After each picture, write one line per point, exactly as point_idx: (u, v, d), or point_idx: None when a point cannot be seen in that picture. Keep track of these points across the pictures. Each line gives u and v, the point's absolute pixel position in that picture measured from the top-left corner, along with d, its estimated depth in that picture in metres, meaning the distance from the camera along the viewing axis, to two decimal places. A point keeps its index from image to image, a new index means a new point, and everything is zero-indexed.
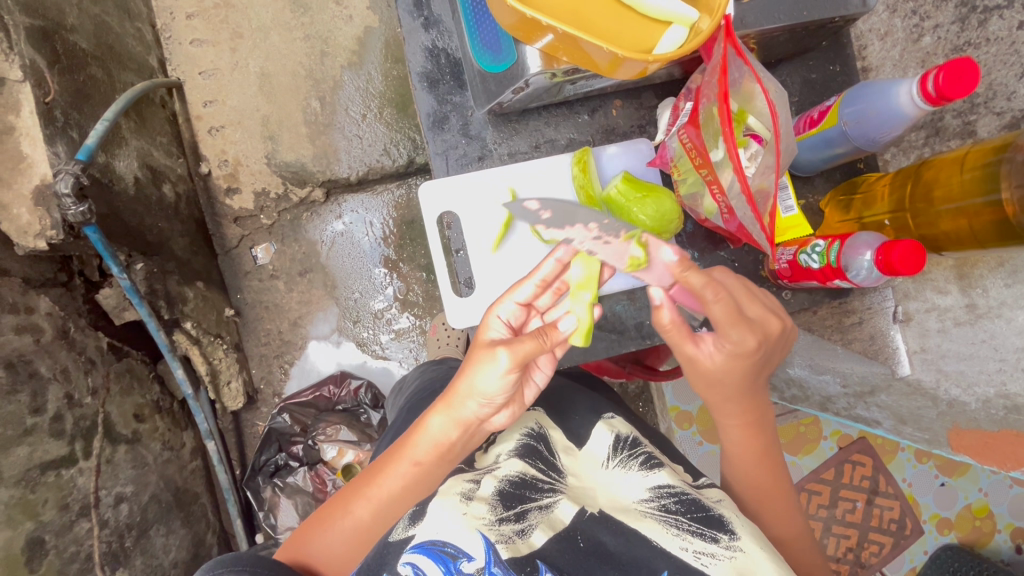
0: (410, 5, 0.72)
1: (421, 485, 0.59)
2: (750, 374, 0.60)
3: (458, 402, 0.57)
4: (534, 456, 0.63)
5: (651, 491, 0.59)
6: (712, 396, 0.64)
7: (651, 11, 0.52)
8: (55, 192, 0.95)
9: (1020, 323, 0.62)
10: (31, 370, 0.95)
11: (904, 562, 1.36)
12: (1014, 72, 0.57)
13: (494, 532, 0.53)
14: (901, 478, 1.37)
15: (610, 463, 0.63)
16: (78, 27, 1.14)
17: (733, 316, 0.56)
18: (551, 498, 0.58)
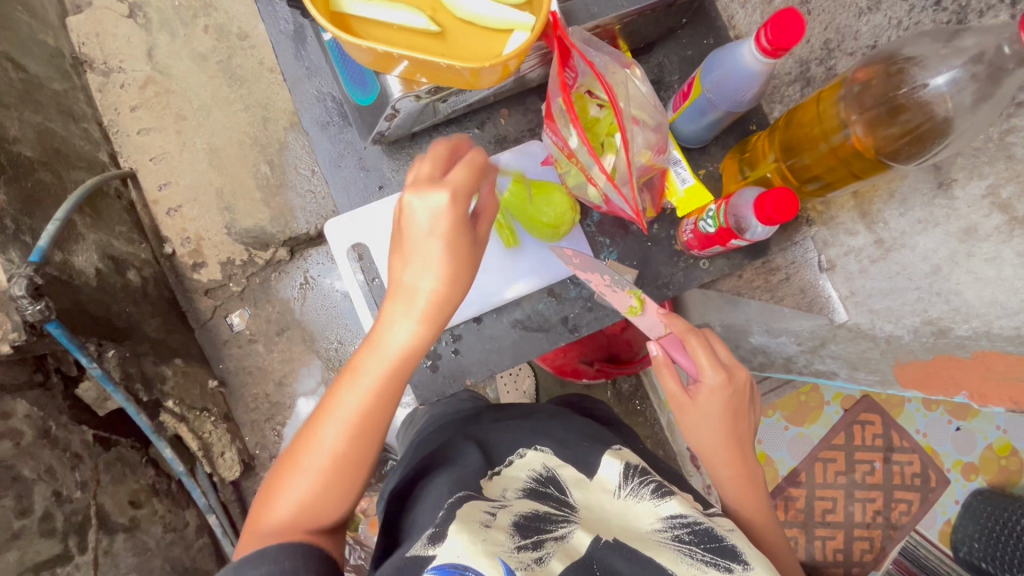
0: (291, 57, 0.76)
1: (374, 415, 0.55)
2: (730, 414, 0.65)
3: (388, 332, 0.53)
4: (545, 496, 0.58)
5: (664, 520, 0.55)
6: (702, 448, 0.66)
7: (491, 22, 0.56)
8: (11, 295, 0.98)
9: (922, 249, 0.62)
10: (14, 474, 0.96)
11: (937, 517, 1.33)
12: (853, 13, 0.59)
13: (513, 559, 0.48)
14: (914, 429, 1.35)
15: (622, 492, 0.59)
16: (20, 137, 1.18)
17: (710, 359, 0.64)
18: (566, 527, 0.54)
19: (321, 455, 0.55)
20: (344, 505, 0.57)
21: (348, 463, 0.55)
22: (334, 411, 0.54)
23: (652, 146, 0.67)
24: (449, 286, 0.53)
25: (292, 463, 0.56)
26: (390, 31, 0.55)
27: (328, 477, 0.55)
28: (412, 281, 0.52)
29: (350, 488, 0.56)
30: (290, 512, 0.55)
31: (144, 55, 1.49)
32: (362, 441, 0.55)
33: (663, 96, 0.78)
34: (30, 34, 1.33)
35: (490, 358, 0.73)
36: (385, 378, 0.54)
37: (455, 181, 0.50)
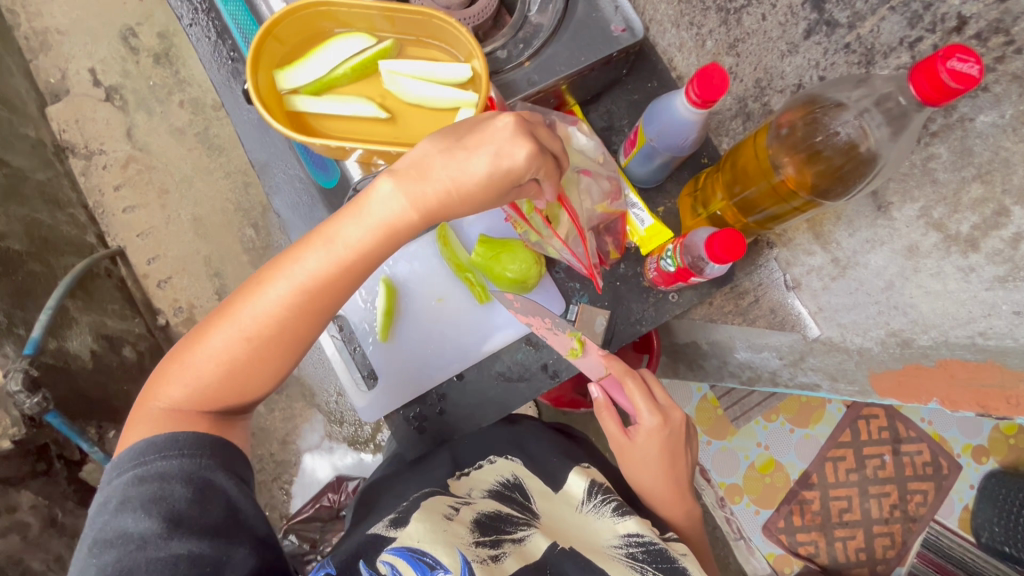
0: (257, 142, 0.80)
1: (313, 304, 0.53)
2: (668, 456, 0.70)
3: (371, 203, 0.52)
4: (508, 500, 0.63)
5: (620, 538, 0.58)
6: (644, 491, 0.70)
7: (436, 104, 0.59)
8: (7, 390, 1.00)
9: (874, 266, 0.64)
10: (23, 567, 1.00)
11: (954, 504, 1.32)
12: (777, 54, 0.62)
13: (471, 552, 0.52)
14: (918, 418, 1.34)
15: (585, 506, 0.63)
16: (8, 233, 1.19)
17: (647, 402, 0.69)
18: (524, 532, 0.58)
19: (260, 318, 0.53)
20: (265, 384, 0.57)
21: (284, 339, 0.54)
22: (289, 272, 0.52)
23: (607, 195, 0.70)
24: (445, 200, 0.51)
25: (230, 308, 0.54)
26: (343, 126, 0.59)
27: (261, 342, 0.54)
28: (426, 163, 0.51)
29: (278, 367, 0.56)
30: (211, 368, 0.54)
31: (123, 135, 1.52)
32: (305, 318, 0.54)
33: (616, 141, 0.81)
34: (12, 130, 1.35)
35: (476, 413, 0.75)
36: (349, 260, 0.53)
37: (527, 149, 0.50)
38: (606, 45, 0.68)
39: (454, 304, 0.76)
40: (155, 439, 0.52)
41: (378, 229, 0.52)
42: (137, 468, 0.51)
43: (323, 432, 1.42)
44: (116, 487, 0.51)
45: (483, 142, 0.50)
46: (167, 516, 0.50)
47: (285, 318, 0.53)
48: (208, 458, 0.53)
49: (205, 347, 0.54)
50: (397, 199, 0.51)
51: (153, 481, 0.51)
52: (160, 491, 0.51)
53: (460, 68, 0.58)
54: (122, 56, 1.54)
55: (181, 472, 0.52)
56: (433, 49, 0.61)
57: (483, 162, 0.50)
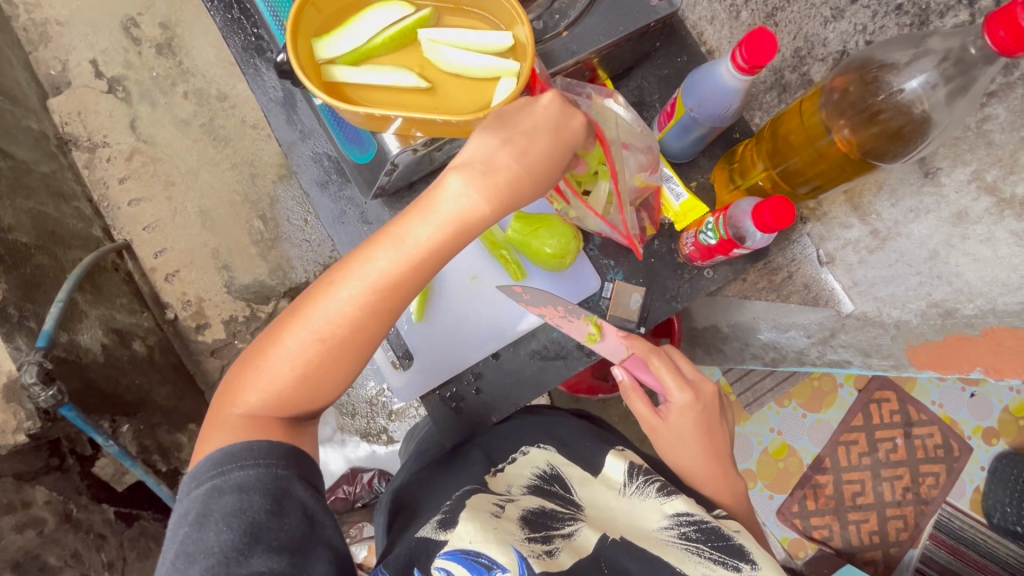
0: (284, 123, 0.80)
1: (388, 304, 0.52)
2: (703, 433, 0.67)
3: (441, 200, 0.51)
4: (550, 493, 0.61)
5: (669, 518, 0.57)
6: (682, 470, 0.68)
7: (477, 72, 0.57)
8: (22, 383, 0.97)
9: (917, 236, 0.63)
10: (40, 563, 0.98)
11: (965, 486, 1.31)
12: (818, 22, 0.61)
13: (526, 547, 0.51)
14: (929, 402, 1.33)
15: (628, 490, 0.61)
16: (15, 225, 1.17)
17: (675, 379, 0.67)
18: (572, 525, 0.57)
19: (332, 321, 0.52)
20: (336, 390, 0.55)
21: (358, 341, 0.52)
22: (362, 272, 0.51)
23: (644, 168, 0.69)
24: (516, 184, 0.52)
25: (300, 311, 0.52)
26: (382, 96, 0.57)
27: (335, 346, 0.52)
28: (489, 154, 0.52)
29: (350, 370, 0.54)
30: (284, 374, 0.52)
31: (127, 127, 1.48)
32: (378, 320, 0.52)
33: (647, 116, 0.80)
34: (15, 122, 1.32)
35: (513, 392, 0.74)
36: (422, 256, 0.52)
37: (580, 119, 0.55)
38: (644, 15, 0.67)
39: (488, 283, 0.76)
40: (229, 451, 0.51)
41: (451, 223, 0.52)
42: (213, 480, 0.49)
43: (335, 424, 1.39)
44: (194, 500, 0.49)
45: (540, 123, 0.53)
46: (249, 526, 0.48)
47: (359, 319, 0.52)
48: (283, 468, 0.51)
49: (275, 354, 0.52)
50: (469, 189, 0.51)
51: (231, 492, 0.49)
52: (238, 503, 0.49)
53: (501, 35, 0.57)
54: (125, 47, 1.49)
55: (258, 483, 0.50)
56: (472, 18, 0.60)
57: (543, 135, 0.53)
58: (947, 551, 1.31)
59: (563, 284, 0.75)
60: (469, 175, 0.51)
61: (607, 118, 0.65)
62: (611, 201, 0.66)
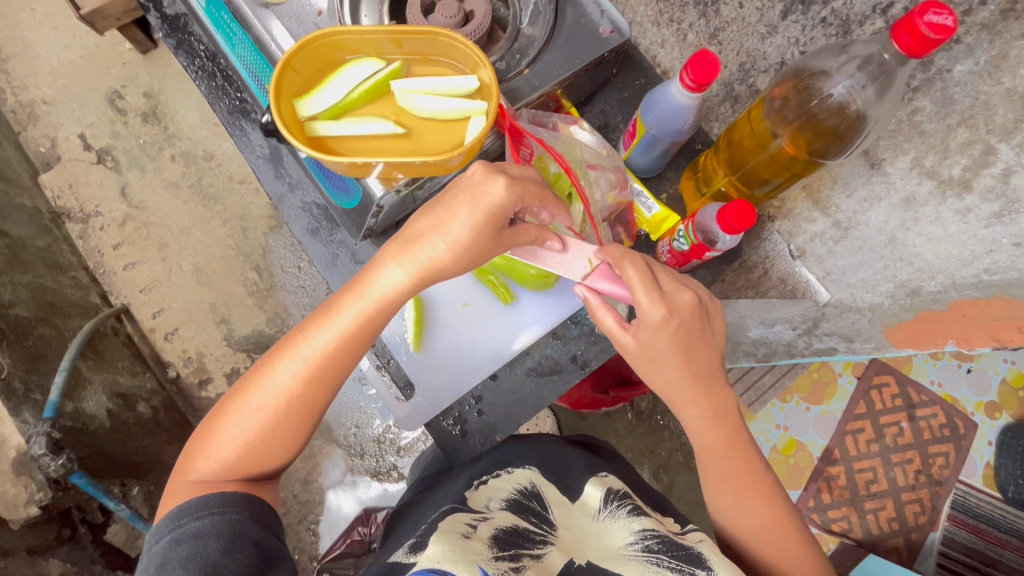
0: (271, 177, 0.84)
1: (327, 370, 0.58)
2: (681, 350, 0.60)
3: (373, 281, 0.57)
4: (526, 510, 0.63)
5: (636, 534, 0.59)
6: (660, 386, 0.63)
7: (449, 115, 0.62)
8: (31, 454, 0.97)
9: (875, 223, 0.67)
10: None
11: (976, 463, 1.33)
12: (757, 37, 0.67)
13: (492, 566, 0.52)
14: (928, 381, 1.36)
15: (601, 514, 0.64)
16: (15, 299, 1.19)
17: (647, 290, 0.58)
18: (543, 547, 0.58)
19: (276, 390, 0.57)
20: (286, 450, 0.59)
21: (298, 406, 0.58)
22: (302, 348, 0.57)
23: (614, 185, 0.74)
24: (443, 262, 0.57)
25: (247, 386, 0.58)
26: (363, 145, 0.62)
27: (280, 412, 0.57)
28: (417, 237, 0.56)
29: (293, 433, 0.59)
30: (232, 443, 0.57)
31: (118, 195, 1.53)
32: (320, 386, 0.58)
33: (613, 137, 0.86)
34: (9, 201, 1.36)
35: (514, 411, 0.77)
36: (354, 330, 0.58)
37: (501, 182, 0.54)
38: (597, 46, 0.72)
39: (479, 307, 0.80)
40: (187, 504, 0.53)
41: (382, 302, 0.58)
42: (171, 533, 0.52)
43: (344, 467, 1.40)
44: (153, 554, 0.51)
45: (460, 195, 0.56)
46: (205, 568, 0.49)
47: (306, 384, 0.58)
48: (236, 513, 0.53)
49: (227, 425, 0.58)
50: (397, 267, 0.57)
51: (188, 539, 0.51)
52: (194, 547, 0.50)
53: (468, 80, 0.62)
54: (111, 119, 1.55)
55: (214, 528, 0.52)
56: (440, 66, 0.65)
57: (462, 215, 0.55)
58: (968, 531, 1.32)
59: (554, 303, 0.78)
60: (396, 258, 0.57)
61: (573, 144, 0.72)
62: (586, 219, 0.70)
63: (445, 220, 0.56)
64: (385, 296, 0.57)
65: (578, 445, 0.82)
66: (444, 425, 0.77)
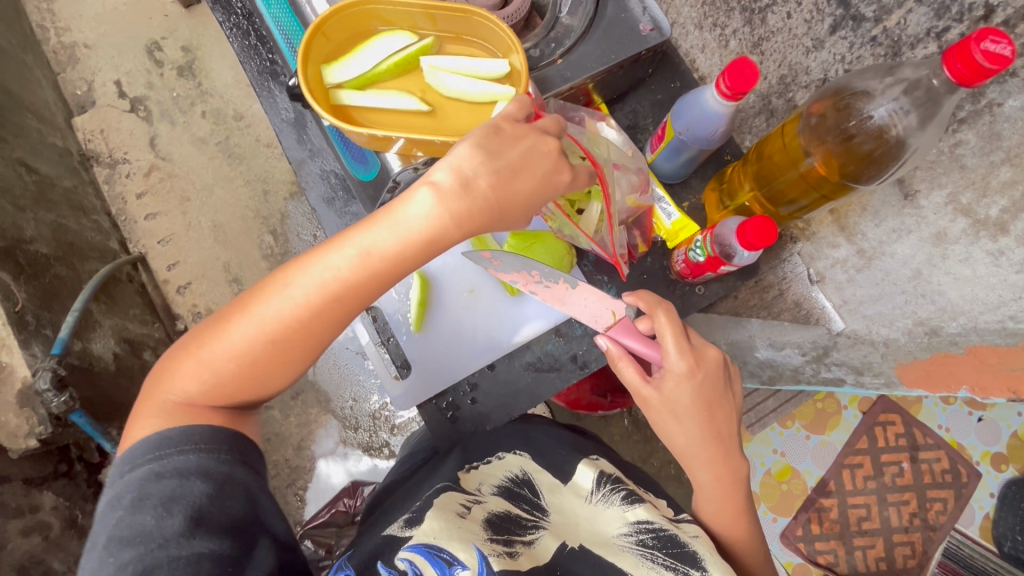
0: (294, 142, 0.84)
1: (336, 302, 0.53)
2: (702, 409, 0.64)
3: (404, 212, 0.52)
4: (518, 498, 0.62)
5: (630, 525, 0.57)
6: (679, 446, 0.66)
7: (475, 97, 0.61)
8: (35, 388, 0.98)
9: (901, 255, 0.65)
10: (44, 568, 0.99)
11: (975, 513, 1.30)
12: (801, 51, 0.64)
13: (488, 546, 0.51)
14: (936, 425, 1.33)
15: (594, 497, 0.62)
16: (37, 236, 1.21)
17: (677, 343, 0.62)
18: (534, 533, 0.57)
19: (278, 312, 0.53)
20: (280, 380, 0.56)
21: (300, 335, 0.53)
22: (315, 272, 0.52)
23: (635, 188, 0.72)
24: (481, 211, 0.53)
25: (247, 302, 0.54)
26: (383, 119, 0.61)
27: (280, 340, 0.53)
28: (464, 180, 0.53)
29: (292, 364, 0.55)
30: (225, 362, 0.54)
31: (146, 144, 1.54)
32: (327, 318, 0.54)
33: (641, 138, 0.84)
34: (41, 139, 1.38)
35: (507, 403, 0.76)
36: (376, 262, 0.53)
37: (565, 175, 0.57)
38: (636, 43, 0.70)
39: (485, 296, 0.79)
40: (173, 434, 0.52)
41: (409, 238, 0.53)
42: (151, 463, 0.51)
43: (337, 438, 1.41)
44: (132, 480, 0.50)
45: (522, 157, 0.54)
46: (189, 512, 0.50)
47: (311, 314, 0.53)
48: (225, 453, 0.53)
49: (219, 342, 0.54)
50: (432, 204, 0.52)
51: (171, 475, 0.51)
52: (180, 485, 0.50)
53: (499, 63, 0.61)
54: (147, 69, 1.56)
55: (198, 467, 0.52)
56: (472, 47, 0.63)
57: (522, 176, 0.54)
58: None
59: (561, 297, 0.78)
60: (437, 195, 0.52)
61: (600, 142, 0.69)
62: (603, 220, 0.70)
63: (497, 171, 0.53)
64: (413, 235, 0.52)
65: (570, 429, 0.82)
66: (436, 406, 0.77)
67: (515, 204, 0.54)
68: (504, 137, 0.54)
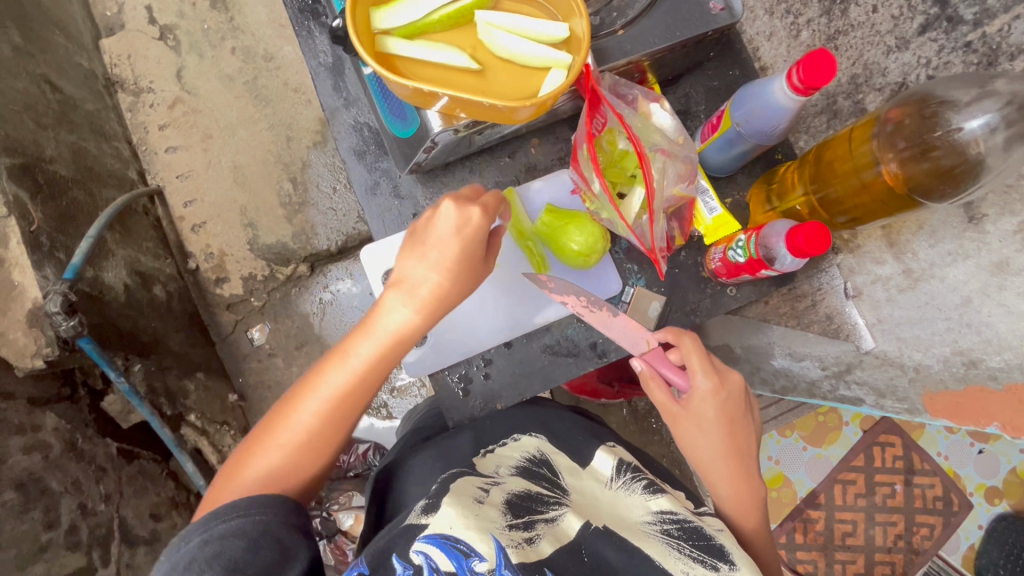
0: (330, 88, 0.80)
1: (347, 402, 0.63)
2: (726, 428, 0.66)
3: (384, 321, 0.63)
4: (537, 477, 0.60)
5: (653, 514, 0.56)
6: (701, 463, 0.68)
7: (529, 61, 0.58)
8: (45, 310, 0.97)
9: (953, 279, 0.63)
10: (43, 487, 0.93)
11: (960, 542, 1.29)
12: (881, 50, 0.60)
13: (505, 536, 0.50)
14: (935, 452, 1.31)
15: (614, 484, 0.61)
16: (56, 157, 1.19)
17: (702, 363, 0.66)
18: (556, 511, 0.56)
19: (297, 426, 0.62)
20: (306, 476, 0.63)
21: (320, 435, 0.62)
22: (319, 387, 0.62)
23: (681, 179, 0.68)
24: (443, 292, 0.62)
25: (256, 447, 0.62)
26: (429, 72, 0.58)
27: (305, 442, 0.62)
28: (416, 275, 0.62)
29: (319, 459, 0.63)
30: (252, 485, 0.60)
31: (173, 76, 1.50)
32: (341, 416, 0.63)
33: (691, 125, 0.78)
34: (66, 57, 1.34)
35: (520, 382, 0.75)
36: (369, 364, 0.63)
37: (477, 211, 0.61)
38: (703, 23, 0.66)
39: (510, 270, 0.77)
40: (214, 513, 0.56)
41: (392, 339, 0.63)
42: (200, 535, 0.55)
43: None
44: (182, 554, 0.54)
45: (449, 233, 0.61)
46: (229, 564, 0.54)
47: (326, 418, 0.62)
48: (260, 513, 0.56)
49: (240, 483, 0.60)
50: (404, 306, 0.62)
51: (215, 540, 0.54)
52: (221, 547, 0.54)
53: (558, 27, 0.57)
54: None
55: (239, 530, 0.55)
56: (530, 7, 0.60)
57: (453, 244, 0.60)
58: None
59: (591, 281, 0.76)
60: (404, 297, 0.62)
61: (649, 126, 0.66)
62: (644, 209, 0.67)
63: (438, 253, 0.61)
64: (400, 331, 0.62)
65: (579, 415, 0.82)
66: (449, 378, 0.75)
67: (466, 274, 0.62)
68: (426, 224, 0.62)
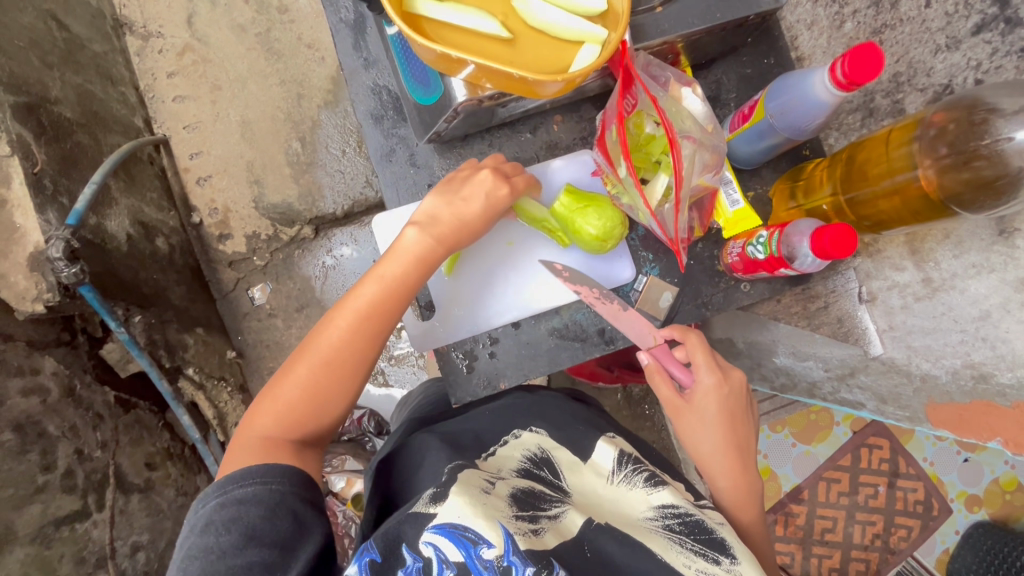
0: (349, 48, 0.77)
1: (367, 328, 0.64)
2: (726, 422, 0.67)
3: (403, 249, 0.67)
4: (538, 477, 0.59)
5: (655, 509, 0.57)
6: (699, 457, 0.68)
7: (562, 33, 0.55)
8: (47, 256, 0.95)
9: (972, 294, 0.61)
10: (40, 429, 0.93)
11: (935, 545, 1.31)
12: (929, 49, 0.58)
13: (513, 524, 0.50)
14: (921, 457, 1.32)
15: (615, 478, 0.61)
16: (62, 98, 1.15)
17: (706, 359, 0.66)
18: (559, 507, 0.55)
19: (322, 347, 0.64)
20: (332, 407, 0.64)
21: (342, 359, 0.64)
22: (344, 309, 0.65)
23: (708, 168, 0.65)
24: (459, 227, 0.68)
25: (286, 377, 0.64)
26: (456, 37, 0.55)
27: (326, 365, 0.63)
28: (438, 214, 0.67)
29: (341, 384, 0.64)
30: (281, 408, 0.62)
31: (183, 22, 1.45)
32: (363, 343, 0.64)
33: (720, 113, 0.76)
34: None
35: (525, 363, 0.75)
36: (390, 286, 0.65)
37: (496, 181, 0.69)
38: (746, 6, 0.63)
39: (523, 249, 0.76)
40: (233, 475, 0.57)
41: (412, 263, 0.66)
42: (217, 497, 0.55)
43: None
44: (200, 514, 0.55)
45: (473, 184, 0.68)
46: (246, 530, 0.54)
47: (346, 342, 0.64)
48: (277, 482, 0.57)
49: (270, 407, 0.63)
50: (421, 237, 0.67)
51: (232, 504, 0.55)
52: (236, 514, 0.54)
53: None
54: None
55: (255, 497, 0.56)
56: None
57: (477, 201, 0.68)
58: None
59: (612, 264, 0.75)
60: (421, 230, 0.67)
61: (680, 111, 0.64)
62: (666, 196, 0.66)
63: (462, 199, 0.68)
64: (415, 256, 0.66)
65: (579, 402, 0.82)
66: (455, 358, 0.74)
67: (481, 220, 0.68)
68: (458, 180, 0.69)
